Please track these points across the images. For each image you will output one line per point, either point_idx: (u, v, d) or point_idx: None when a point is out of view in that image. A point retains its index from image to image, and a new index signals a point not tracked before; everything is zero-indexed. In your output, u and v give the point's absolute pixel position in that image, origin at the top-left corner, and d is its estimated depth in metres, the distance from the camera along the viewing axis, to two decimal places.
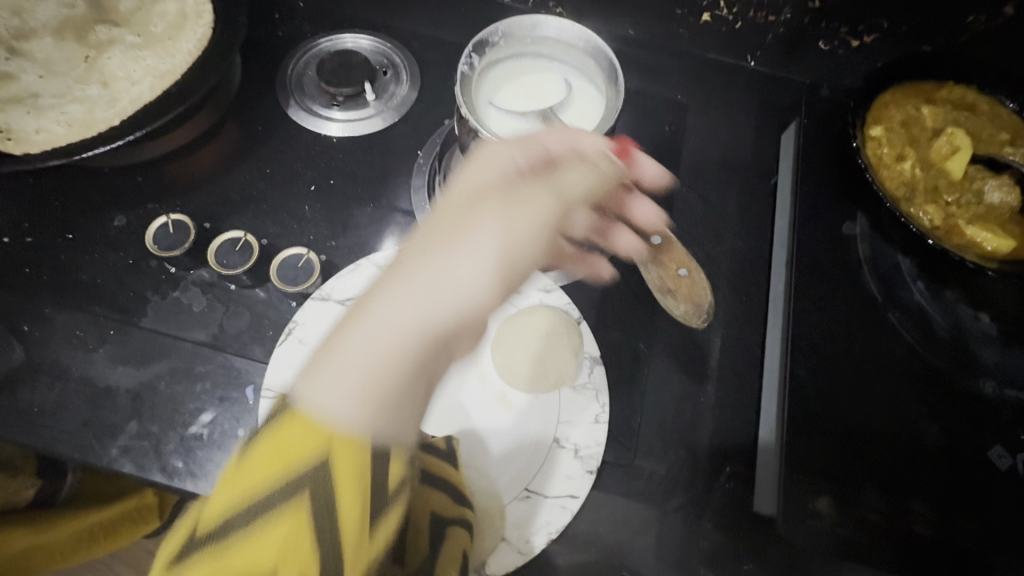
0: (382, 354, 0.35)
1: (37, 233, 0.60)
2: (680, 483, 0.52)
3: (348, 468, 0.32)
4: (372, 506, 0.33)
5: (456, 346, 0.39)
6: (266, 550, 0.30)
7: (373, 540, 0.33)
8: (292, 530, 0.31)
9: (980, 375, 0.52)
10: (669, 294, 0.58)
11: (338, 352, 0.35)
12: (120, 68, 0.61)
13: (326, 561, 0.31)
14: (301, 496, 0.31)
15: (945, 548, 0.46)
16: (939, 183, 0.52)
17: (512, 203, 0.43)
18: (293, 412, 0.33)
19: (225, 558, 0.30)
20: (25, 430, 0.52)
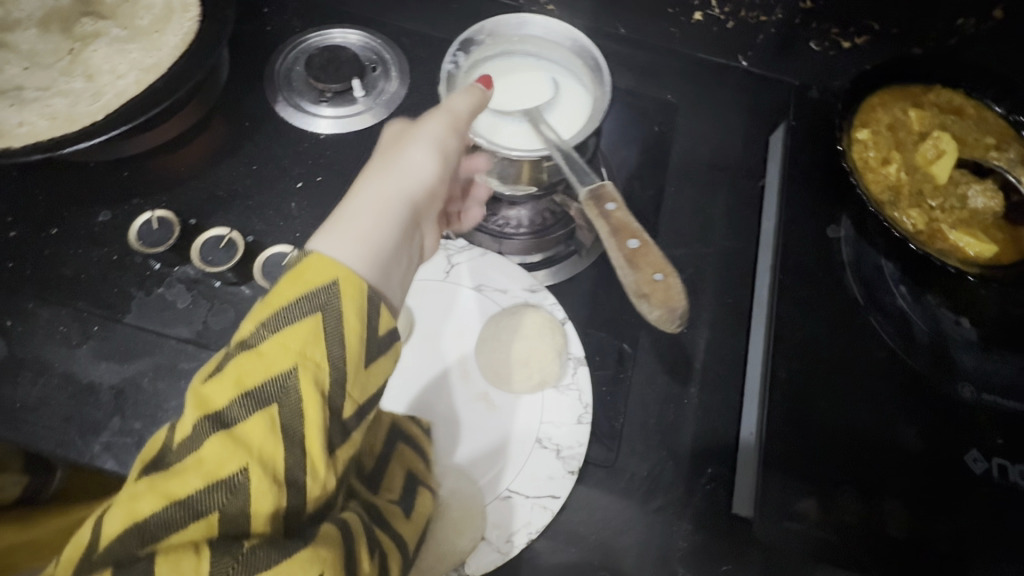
0: (372, 218, 0.39)
1: (21, 227, 0.59)
2: (660, 483, 0.52)
3: (353, 298, 0.33)
4: (372, 340, 0.34)
5: (425, 224, 0.44)
6: (283, 352, 0.31)
7: (371, 368, 0.34)
8: (306, 338, 0.32)
9: (959, 379, 0.52)
10: (640, 298, 0.45)
11: (336, 221, 0.37)
12: (106, 61, 0.61)
13: (336, 376, 0.32)
14: (316, 314, 0.32)
15: (920, 552, 0.46)
16: (925, 187, 0.52)
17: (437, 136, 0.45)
18: (310, 253, 0.34)
19: (246, 360, 0.31)
20: (7, 425, 0.52)
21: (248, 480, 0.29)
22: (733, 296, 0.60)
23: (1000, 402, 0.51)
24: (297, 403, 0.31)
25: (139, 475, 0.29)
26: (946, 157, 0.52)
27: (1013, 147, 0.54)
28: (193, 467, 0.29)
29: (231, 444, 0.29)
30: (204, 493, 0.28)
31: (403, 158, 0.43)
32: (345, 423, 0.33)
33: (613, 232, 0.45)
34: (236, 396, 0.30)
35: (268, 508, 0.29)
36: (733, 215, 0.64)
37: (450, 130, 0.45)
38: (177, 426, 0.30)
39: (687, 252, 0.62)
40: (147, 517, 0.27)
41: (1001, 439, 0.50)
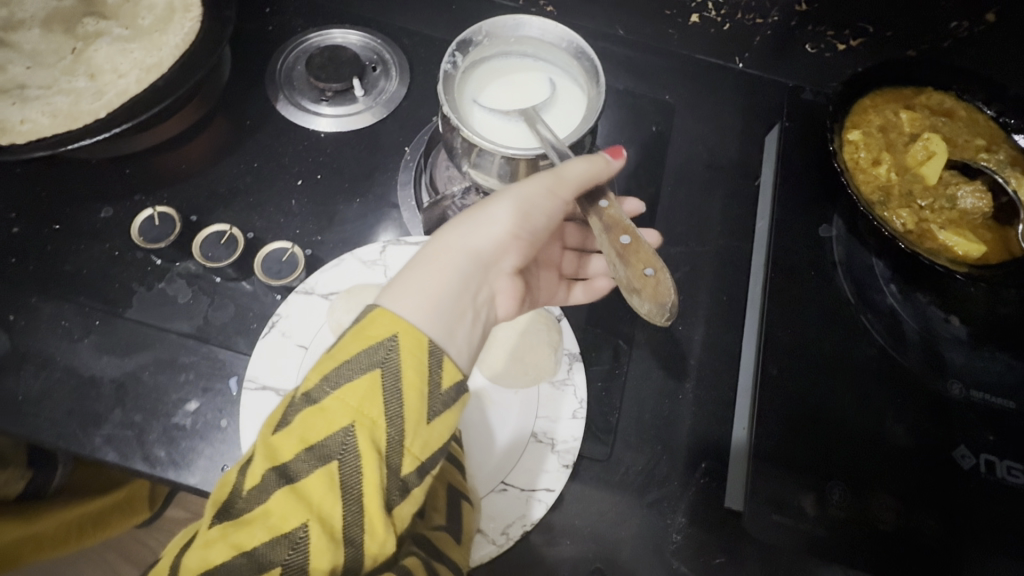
0: (439, 272, 0.43)
1: (23, 223, 0.60)
2: (654, 478, 0.53)
3: (413, 352, 0.38)
4: (431, 395, 0.39)
5: (496, 276, 0.47)
6: (344, 409, 0.36)
7: (431, 424, 0.38)
8: (366, 394, 0.37)
9: (949, 377, 0.53)
10: (632, 292, 0.44)
11: (402, 278, 0.43)
12: (109, 60, 0.62)
13: (390, 432, 0.37)
14: (375, 370, 0.37)
15: (910, 545, 0.47)
16: (914, 187, 0.53)
17: (523, 193, 0.46)
18: (374, 309, 0.40)
19: (310, 415, 0.36)
20: (9, 418, 0.53)
21: (307, 535, 0.34)
22: (727, 295, 0.61)
23: (988, 399, 0.52)
24: (355, 459, 0.35)
25: (213, 519, 0.35)
26: (936, 158, 0.53)
27: (1002, 149, 0.54)
28: (260, 520, 0.34)
29: (296, 500, 0.34)
30: (268, 546, 0.33)
31: (483, 212, 0.46)
32: (402, 479, 0.37)
33: (606, 229, 0.47)
34: (300, 451, 0.35)
35: (325, 565, 0.34)
36: (729, 215, 0.65)
37: (549, 190, 0.46)
38: (247, 476, 0.36)
39: (682, 251, 0.63)
40: (219, 564, 0.33)
41: (991, 436, 0.51)
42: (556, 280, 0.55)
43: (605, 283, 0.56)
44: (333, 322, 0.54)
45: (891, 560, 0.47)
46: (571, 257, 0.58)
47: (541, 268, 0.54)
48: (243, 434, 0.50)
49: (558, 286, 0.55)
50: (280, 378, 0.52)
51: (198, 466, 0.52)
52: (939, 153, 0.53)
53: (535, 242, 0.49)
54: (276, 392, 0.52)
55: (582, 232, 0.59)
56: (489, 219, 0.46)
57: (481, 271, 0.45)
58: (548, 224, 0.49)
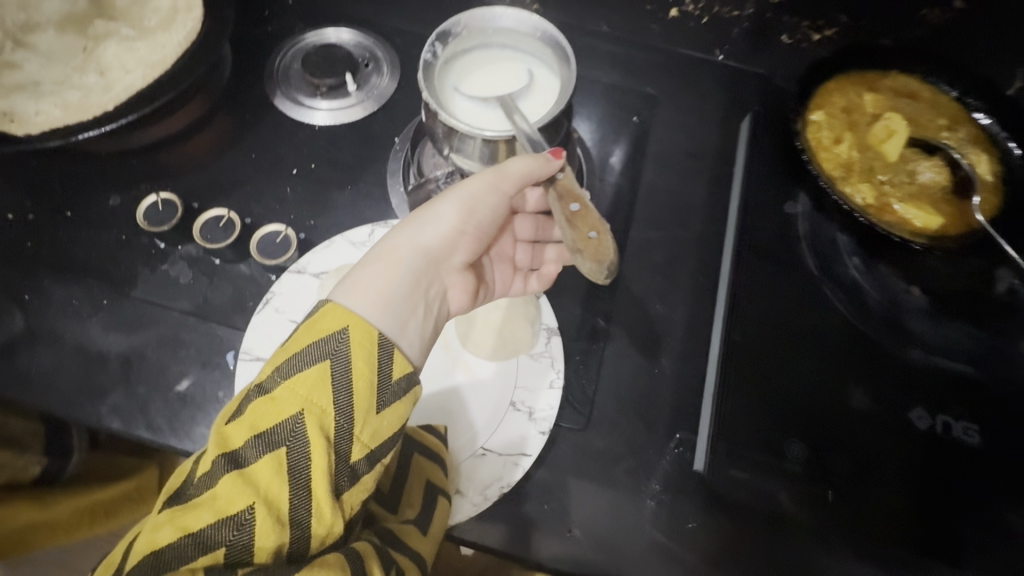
0: (388, 269, 0.47)
1: (39, 211, 0.64)
2: (629, 446, 0.56)
3: (363, 343, 0.42)
4: (381, 386, 0.42)
5: (447, 272, 0.51)
6: (293, 398, 0.39)
7: (381, 414, 0.41)
8: (315, 384, 0.40)
9: (909, 343, 0.54)
10: (576, 253, 0.49)
11: (354, 275, 0.46)
12: (117, 59, 0.66)
13: (339, 420, 0.40)
14: (325, 361, 0.41)
15: (866, 497, 0.49)
16: (876, 163, 0.56)
17: (468, 192, 0.51)
18: (325, 304, 0.43)
19: (260, 404, 0.39)
20: (24, 389, 0.56)
21: (253, 517, 0.36)
22: (704, 276, 0.63)
23: (949, 366, 0.54)
24: (303, 446, 0.38)
25: (164, 506, 0.37)
26: (896, 136, 0.56)
27: (964, 128, 0.57)
28: (208, 503, 0.36)
29: (243, 484, 0.36)
30: (214, 528, 0.35)
31: (430, 212, 0.50)
32: (352, 466, 0.40)
33: (559, 197, 0.51)
34: (250, 438, 0.38)
35: (271, 545, 0.36)
36: (706, 198, 0.67)
37: (491, 186, 0.50)
38: (199, 464, 0.38)
39: (660, 233, 0.65)
40: (164, 545, 0.34)
41: (954, 403, 0.53)
42: (512, 273, 0.58)
43: (554, 269, 0.58)
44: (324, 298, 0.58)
45: (866, 521, 0.48)
46: (527, 249, 0.61)
47: (493, 263, 0.58)
48: None
49: (513, 278, 0.58)
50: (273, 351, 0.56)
51: (198, 434, 0.55)
52: (900, 130, 0.55)
53: (482, 238, 0.53)
54: None
55: (535, 225, 0.62)
56: (435, 217, 0.50)
57: (430, 267, 0.49)
58: (494, 219, 0.53)
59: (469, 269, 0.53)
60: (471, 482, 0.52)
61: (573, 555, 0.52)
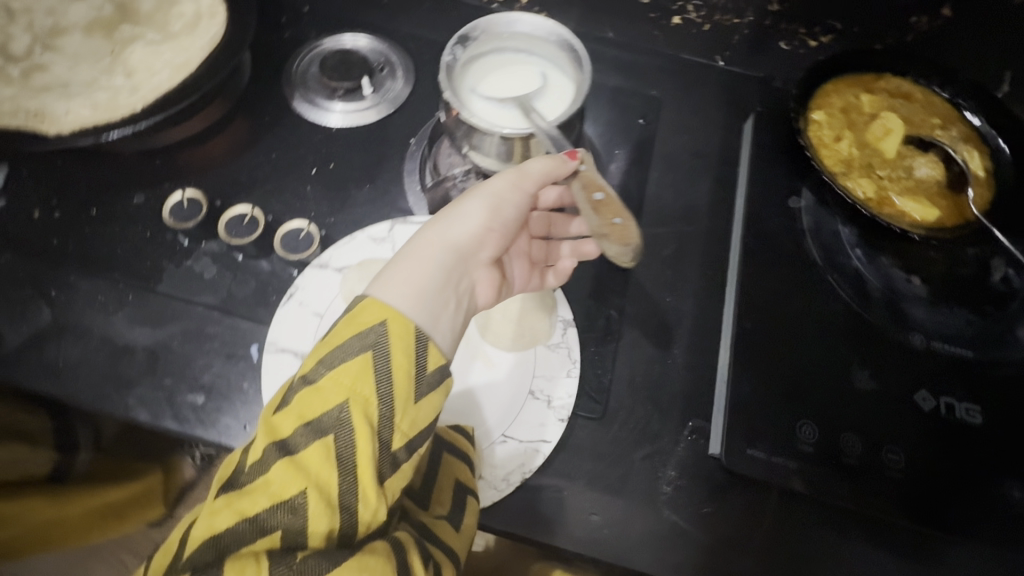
0: (421, 265, 0.49)
1: (64, 208, 0.66)
2: (644, 432, 0.57)
3: (401, 336, 0.44)
4: (418, 376, 0.44)
5: (475, 267, 0.52)
6: (339, 388, 0.41)
7: (419, 404, 0.43)
8: (358, 374, 0.41)
9: (911, 329, 0.57)
10: (601, 237, 0.54)
11: (389, 272, 0.48)
12: (141, 62, 0.68)
13: (382, 409, 0.42)
14: (366, 352, 0.42)
15: (874, 475, 0.51)
16: (875, 160, 0.59)
17: (494, 190, 0.53)
18: (365, 299, 0.45)
19: (307, 395, 0.41)
20: (53, 381, 0.58)
21: (305, 501, 0.38)
22: (713, 270, 0.65)
23: (948, 349, 0.56)
24: (350, 433, 0.40)
25: (219, 492, 0.39)
26: (892, 135, 0.59)
27: (955, 127, 0.60)
28: (262, 488, 0.38)
29: (294, 470, 0.38)
30: (269, 512, 0.37)
31: (457, 210, 0.52)
32: (393, 454, 0.42)
33: (583, 186, 0.54)
34: (298, 426, 0.40)
35: (323, 529, 0.38)
36: (712, 196, 0.70)
37: (513, 185, 0.53)
38: (249, 453, 0.40)
39: (668, 229, 0.68)
40: (223, 530, 0.36)
41: (951, 383, 0.55)
42: (530, 269, 0.59)
43: (571, 264, 0.60)
44: (346, 292, 0.60)
45: (879, 494, 0.50)
46: (543, 245, 0.62)
47: (513, 259, 0.59)
48: (265, 393, 0.55)
49: (531, 275, 0.60)
50: (297, 342, 0.57)
51: (223, 424, 0.57)
52: (895, 129, 0.59)
53: (508, 235, 0.55)
54: (294, 354, 0.57)
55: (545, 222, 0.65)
56: (463, 215, 0.52)
57: (460, 262, 0.51)
58: (518, 217, 0.55)
59: (495, 264, 0.55)
60: (497, 474, 0.53)
61: (594, 538, 0.53)
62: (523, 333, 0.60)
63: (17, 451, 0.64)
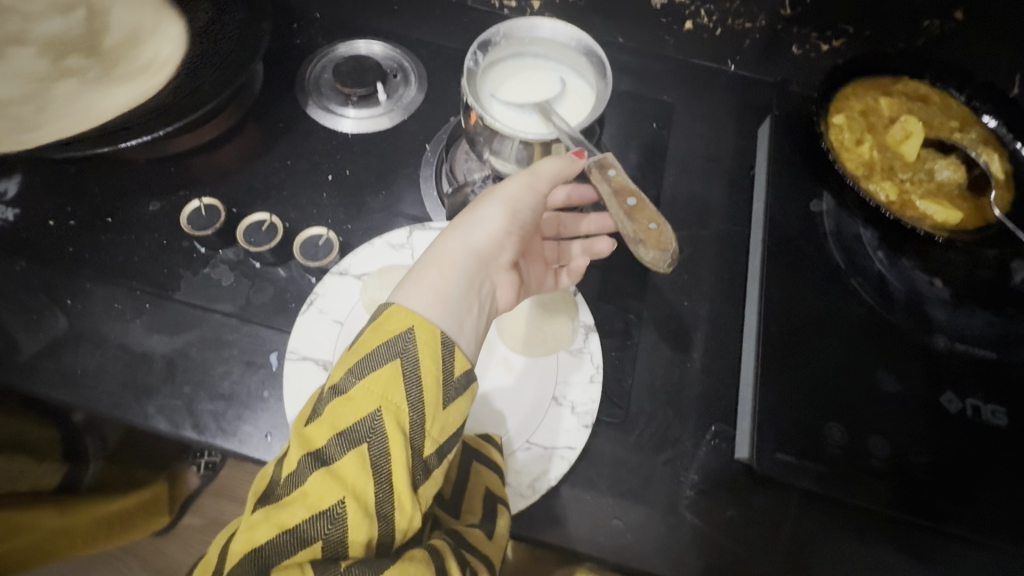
0: (442, 272, 0.48)
1: (78, 216, 0.65)
2: (667, 437, 0.57)
3: (428, 343, 0.43)
4: (445, 383, 0.43)
5: (495, 271, 0.51)
6: (370, 396, 0.41)
7: (447, 410, 0.43)
8: (388, 384, 0.41)
9: (934, 331, 0.57)
10: (638, 243, 0.51)
11: (411, 278, 0.48)
12: (158, 79, 0.69)
13: (413, 416, 0.41)
14: (395, 360, 0.42)
15: (903, 477, 0.51)
16: (896, 163, 0.59)
17: (511, 193, 0.52)
18: (390, 306, 0.45)
19: (339, 405, 0.41)
20: (70, 390, 0.57)
21: (344, 511, 0.37)
22: (731, 273, 0.65)
23: (971, 350, 0.56)
24: (383, 441, 0.40)
25: (255, 506, 0.38)
26: (912, 138, 0.59)
27: (974, 130, 0.60)
28: (300, 500, 0.37)
29: (331, 480, 0.38)
30: (309, 522, 0.37)
31: (474, 215, 0.51)
32: (424, 460, 0.42)
33: (615, 193, 0.52)
34: (332, 436, 0.39)
35: (363, 538, 0.37)
36: (728, 200, 0.70)
37: (528, 186, 0.52)
38: (284, 464, 0.39)
39: (686, 233, 0.68)
40: (263, 543, 0.36)
41: (976, 385, 0.55)
42: (543, 269, 0.58)
43: (583, 263, 0.58)
44: (366, 299, 0.59)
45: (914, 497, 0.50)
46: (557, 245, 0.61)
47: (529, 261, 0.57)
48: (288, 402, 0.54)
49: (545, 275, 0.59)
50: (319, 350, 0.57)
51: (243, 432, 0.56)
52: (915, 132, 0.59)
53: (526, 238, 0.54)
54: (316, 362, 0.56)
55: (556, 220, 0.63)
56: (480, 219, 0.51)
57: (479, 266, 0.50)
58: (534, 219, 0.54)
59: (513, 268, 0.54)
60: (524, 481, 0.53)
61: (621, 544, 0.53)
62: (542, 337, 0.59)
63: (27, 462, 0.63)
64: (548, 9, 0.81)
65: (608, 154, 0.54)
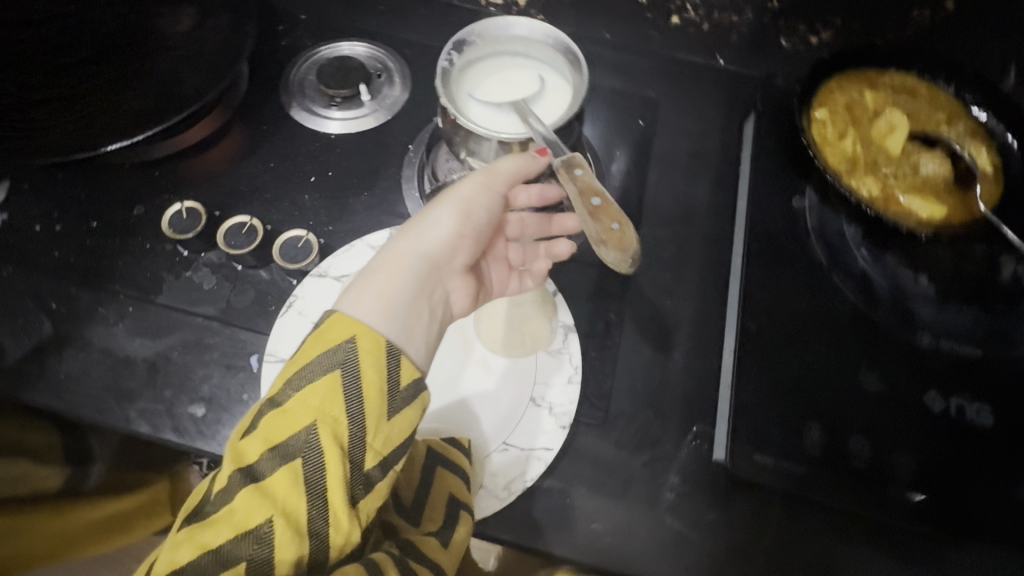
0: (392, 278, 0.49)
1: (65, 221, 0.66)
2: (647, 439, 0.56)
3: (371, 353, 0.44)
4: (390, 394, 0.44)
5: (448, 275, 0.52)
6: (306, 410, 0.42)
7: (391, 421, 0.44)
8: (326, 395, 0.42)
9: (918, 329, 0.56)
10: (600, 244, 0.51)
11: (361, 282, 0.48)
12: (138, 82, 0.69)
13: (352, 429, 0.42)
14: (335, 370, 0.43)
15: (883, 478, 0.50)
16: (880, 157, 0.58)
17: (462, 195, 0.52)
18: (333, 314, 0.45)
19: (274, 418, 0.42)
20: (55, 394, 0.58)
21: (272, 530, 0.39)
22: (715, 272, 0.64)
23: (956, 348, 0.55)
24: (317, 456, 0.41)
25: (184, 522, 0.40)
26: (897, 131, 0.58)
27: (961, 122, 0.59)
28: (226, 519, 0.39)
29: (259, 499, 0.39)
30: (233, 543, 0.38)
31: (427, 218, 0.52)
32: (366, 474, 0.43)
33: (580, 194, 0.52)
34: (265, 451, 0.41)
35: (291, 556, 0.39)
36: (713, 197, 0.69)
37: (483, 186, 0.53)
38: (215, 480, 0.41)
39: (669, 231, 0.67)
40: (184, 563, 0.37)
41: (962, 383, 0.54)
42: (506, 272, 0.59)
43: (545, 265, 0.57)
44: None
45: (893, 497, 0.49)
46: (524, 246, 0.60)
47: (490, 263, 0.58)
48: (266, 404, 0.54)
49: (509, 277, 0.59)
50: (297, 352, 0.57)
51: (223, 435, 0.56)
52: (900, 125, 0.58)
53: (481, 240, 0.54)
54: None
55: (523, 223, 0.60)
56: (432, 221, 0.51)
57: (430, 270, 0.50)
58: (490, 220, 0.55)
59: (469, 271, 0.55)
60: (497, 482, 0.53)
61: (597, 547, 0.52)
62: (519, 338, 0.59)
63: (25, 465, 0.65)
64: (533, 7, 0.80)
65: (577, 154, 0.54)
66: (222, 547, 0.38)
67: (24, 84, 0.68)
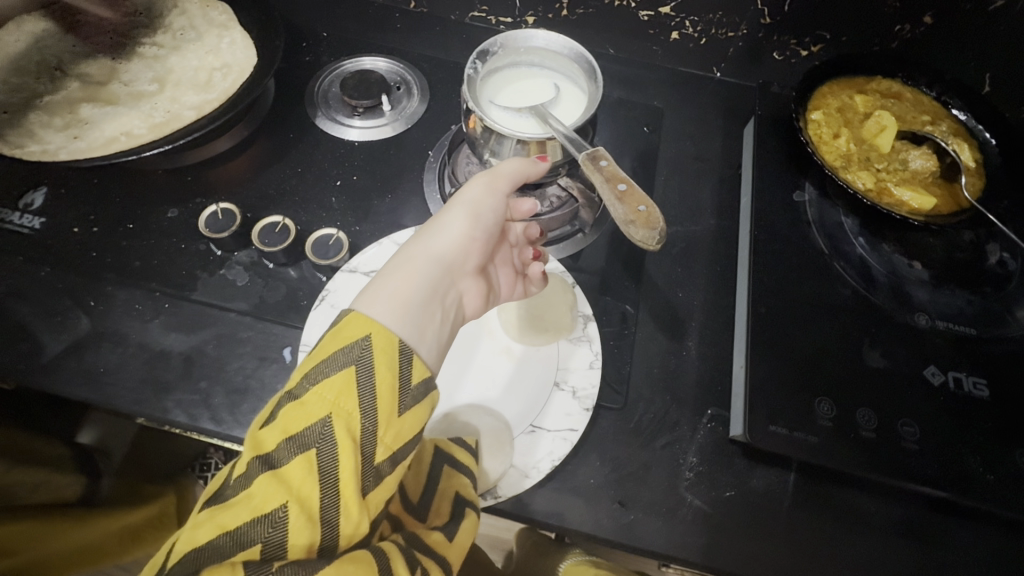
0: (408, 279, 0.52)
1: (101, 223, 0.69)
2: (665, 421, 0.59)
3: (384, 351, 0.46)
4: (402, 390, 0.46)
5: (460, 278, 0.55)
6: (322, 402, 0.43)
7: (402, 417, 0.46)
8: (341, 389, 0.44)
9: (916, 310, 0.60)
10: (628, 224, 0.55)
11: (377, 285, 0.51)
12: (173, 95, 0.73)
13: (364, 423, 0.44)
14: (350, 366, 0.45)
15: (891, 446, 0.53)
16: (871, 155, 0.63)
17: (471, 197, 0.56)
18: (349, 313, 0.48)
19: (292, 409, 0.43)
20: (92, 387, 0.59)
21: (287, 514, 0.39)
22: (722, 264, 0.68)
23: (953, 327, 0.59)
24: (332, 447, 0.42)
25: (202, 508, 0.41)
26: (887, 131, 0.62)
27: (944, 123, 0.64)
28: (244, 502, 0.39)
29: (277, 484, 0.40)
30: (249, 526, 0.38)
31: (440, 223, 0.55)
32: (376, 467, 0.44)
33: (607, 180, 0.55)
34: (281, 441, 0.42)
35: (304, 542, 0.39)
36: (716, 197, 0.74)
37: (488, 188, 0.56)
38: (235, 467, 0.42)
39: (679, 229, 0.71)
40: (203, 543, 0.38)
41: (959, 360, 0.58)
42: (513, 277, 0.61)
43: (537, 270, 0.61)
44: None
45: (898, 465, 0.52)
46: (524, 251, 0.63)
47: (498, 267, 0.60)
48: None
49: (515, 283, 0.61)
50: None
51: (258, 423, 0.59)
52: (889, 125, 0.62)
53: (490, 242, 0.57)
54: None
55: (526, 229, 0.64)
56: (443, 225, 0.55)
57: (441, 271, 0.53)
58: (497, 221, 0.58)
59: (481, 274, 0.58)
60: (521, 463, 0.55)
61: (622, 524, 0.54)
62: (540, 326, 0.62)
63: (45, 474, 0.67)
64: (540, 24, 0.86)
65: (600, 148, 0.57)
66: (240, 530, 0.38)
67: (67, 97, 0.72)
